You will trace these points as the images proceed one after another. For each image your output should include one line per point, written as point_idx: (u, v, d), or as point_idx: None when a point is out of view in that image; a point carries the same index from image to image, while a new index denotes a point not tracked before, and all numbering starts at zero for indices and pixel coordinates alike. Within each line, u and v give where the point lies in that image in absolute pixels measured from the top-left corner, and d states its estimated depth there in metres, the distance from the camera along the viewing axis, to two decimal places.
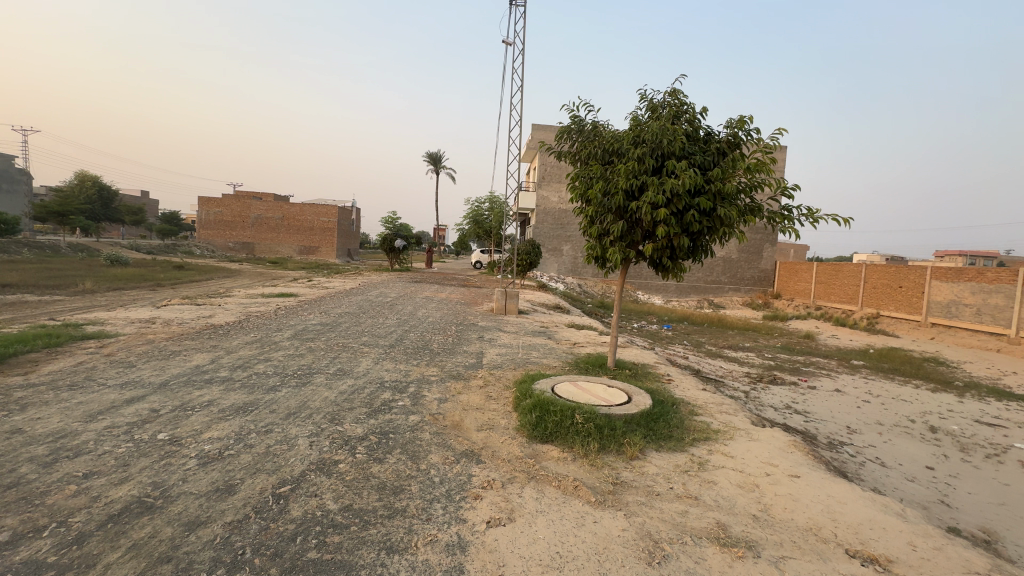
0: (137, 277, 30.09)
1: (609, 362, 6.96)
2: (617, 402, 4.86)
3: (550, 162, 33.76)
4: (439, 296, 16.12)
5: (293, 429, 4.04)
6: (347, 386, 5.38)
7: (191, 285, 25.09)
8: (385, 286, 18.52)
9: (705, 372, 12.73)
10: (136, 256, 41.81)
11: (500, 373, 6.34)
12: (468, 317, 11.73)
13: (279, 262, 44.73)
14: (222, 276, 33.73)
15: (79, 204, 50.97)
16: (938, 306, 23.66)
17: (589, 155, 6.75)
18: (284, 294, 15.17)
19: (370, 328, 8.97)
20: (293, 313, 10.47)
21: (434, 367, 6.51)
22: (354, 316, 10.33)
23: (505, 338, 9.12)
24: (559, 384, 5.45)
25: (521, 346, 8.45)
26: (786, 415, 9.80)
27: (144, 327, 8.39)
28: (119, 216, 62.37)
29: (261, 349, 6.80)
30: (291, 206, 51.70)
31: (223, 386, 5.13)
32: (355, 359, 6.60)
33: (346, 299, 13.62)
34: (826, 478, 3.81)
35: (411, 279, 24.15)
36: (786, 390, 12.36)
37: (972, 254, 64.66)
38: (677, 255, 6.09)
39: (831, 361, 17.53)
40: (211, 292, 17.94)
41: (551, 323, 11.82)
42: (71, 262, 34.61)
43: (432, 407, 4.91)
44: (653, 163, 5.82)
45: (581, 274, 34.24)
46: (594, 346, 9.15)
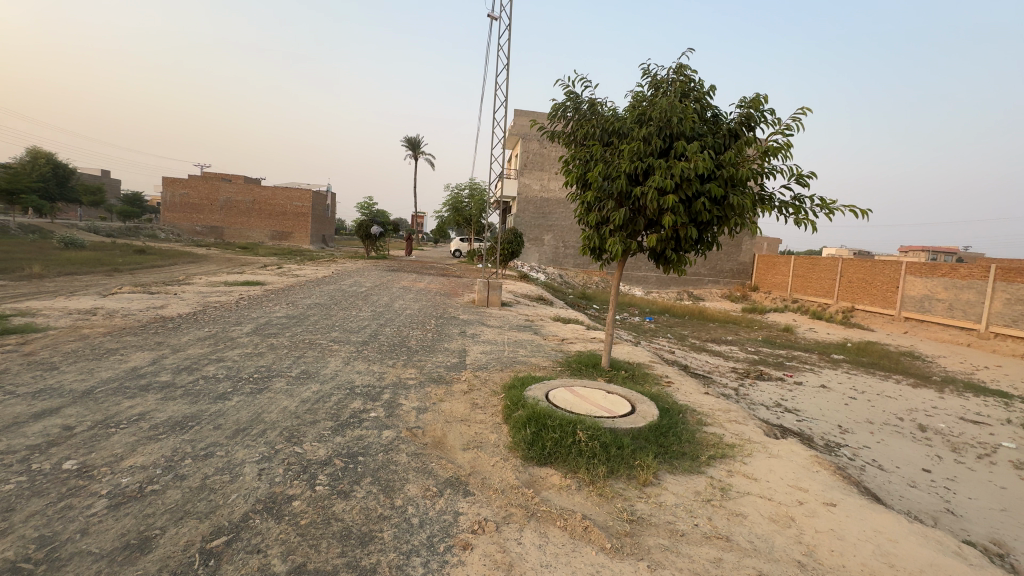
0: (94, 260, 28.26)
1: (604, 363, 6.40)
2: (621, 413, 4.29)
3: (533, 150, 33.01)
4: (417, 286, 15.36)
5: (239, 453, 3.32)
6: (311, 393, 4.66)
7: (152, 271, 23.62)
8: (361, 275, 17.62)
9: (693, 368, 12.37)
10: (94, 239, 39.44)
11: (486, 376, 5.71)
12: (449, 309, 11.05)
13: (249, 247, 42.89)
14: (188, 261, 32.08)
15: (31, 182, 47.85)
16: (911, 301, 24.01)
17: (587, 136, 6.13)
18: (251, 282, 14.17)
19: (341, 322, 8.20)
20: (257, 304, 9.60)
21: (411, 368, 5.83)
22: (325, 308, 9.53)
23: (489, 333, 8.48)
24: (553, 390, 4.85)
25: (507, 343, 7.84)
26: (779, 414, 9.47)
27: (82, 319, 7.44)
28: (77, 196, 58.98)
29: (214, 348, 5.99)
30: (262, 189, 49.61)
31: (161, 394, 4.35)
32: (322, 359, 5.85)
33: (317, 288, 12.75)
34: (865, 506, 3.32)
35: (388, 267, 23.26)
36: (775, 386, 12.10)
37: (933, 249, 67.25)
38: (683, 247, 5.54)
39: (813, 355, 17.48)
40: (171, 279, 16.70)
41: (536, 317, 11.23)
42: (20, 244, 32.32)
43: (410, 419, 4.25)
44: (660, 144, 5.23)
45: (562, 264, 33.79)
46: (583, 343, 8.60)
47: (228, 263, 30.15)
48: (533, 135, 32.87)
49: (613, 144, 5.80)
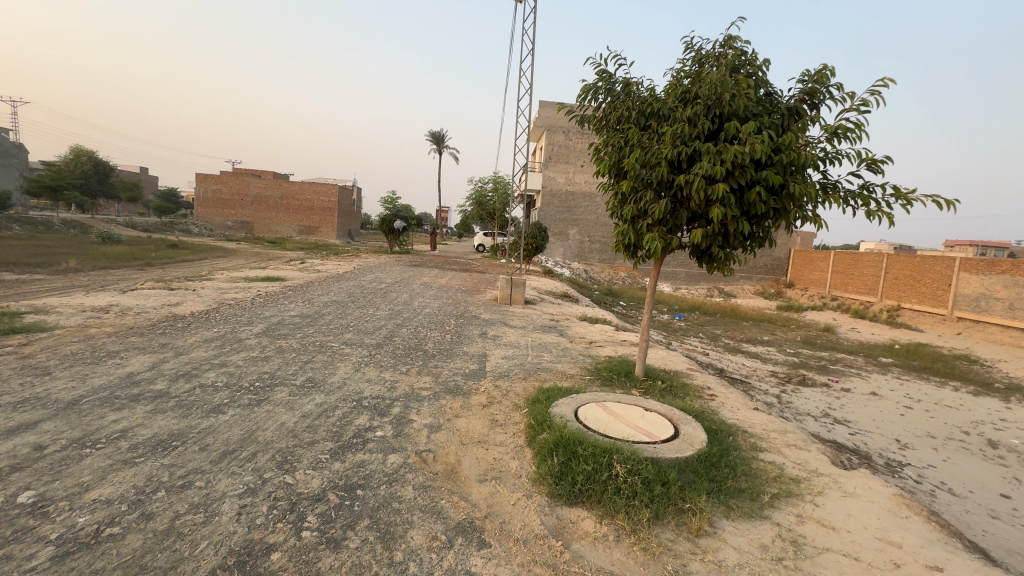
0: (128, 255, 28.96)
1: (638, 373, 5.78)
2: (663, 438, 3.68)
3: (558, 142, 32.18)
4: (439, 282, 14.94)
5: (220, 484, 2.87)
6: (314, 407, 4.20)
7: (181, 265, 23.96)
8: (382, 271, 17.34)
9: (730, 373, 11.55)
10: (130, 233, 40.67)
11: (507, 386, 5.18)
12: (470, 308, 10.56)
13: (277, 242, 43.50)
14: (217, 255, 32.61)
15: (72, 179, 49.68)
16: (965, 300, 22.37)
17: (621, 119, 5.50)
18: (271, 278, 14.00)
19: (356, 322, 7.79)
20: (273, 301, 9.30)
21: (425, 376, 5.33)
22: (341, 306, 9.16)
23: (511, 335, 7.92)
24: (583, 407, 4.26)
25: (531, 346, 7.28)
26: (828, 425, 8.64)
27: (93, 317, 7.23)
28: (116, 193, 61.09)
29: (218, 351, 5.63)
30: (290, 185, 50.27)
31: (151, 405, 3.96)
32: (331, 365, 5.41)
33: (336, 285, 12.44)
34: (979, 571, 2.65)
35: (411, 262, 22.93)
36: (820, 394, 11.18)
37: (983, 244, 63.45)
38: (732, 242, 4.87)
39: (858, 358, 16.32)
40: (196, 273, 16.75)
41: (561, 317, 10.62)
42: (61, 238, 33.50)
43: (421, 440, 3.75)
44: (708, 126, 4.55)
45: (588, 259, 32.97)
46: (613, 346, 7.96)
47: (255, 258, 30.54)
48: (559, 127, 32.05)
49: (651, 127, 5.15)
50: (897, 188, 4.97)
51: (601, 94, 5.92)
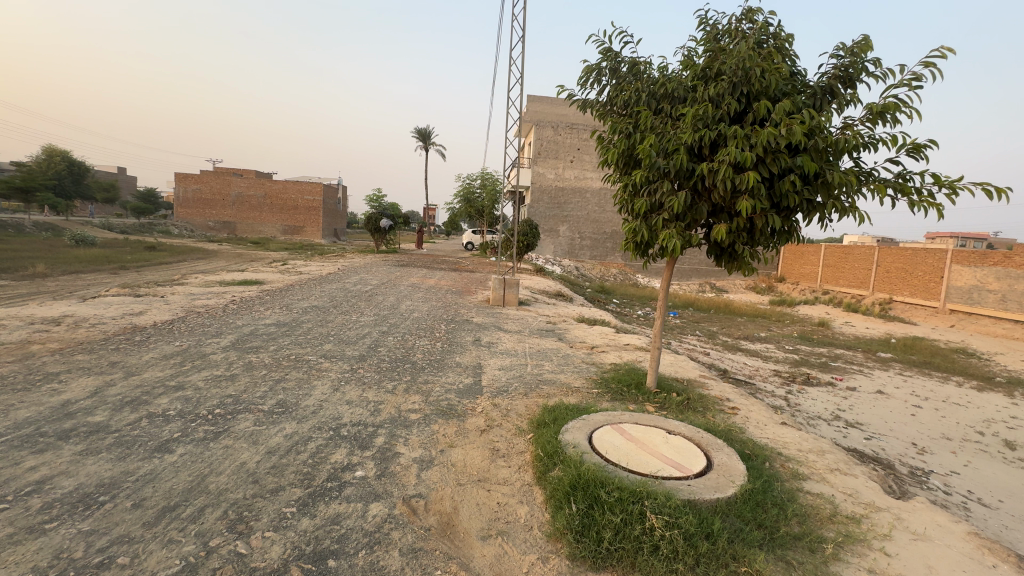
0: (102, 258, 27.77)
1: (650, 386, 5.20)
2: (695, 471, 3.13)
3: (547, 137, 31.55)
4: (427, 283, 14.28)
5: (149, 561, 2.23)
6: (282, 439, 3.55)
7: (157, 269, 22.92)
8: (368, 272, 16.62)
9: (733, 375, 11.07)
10: (106, 236, 39.21)
11: (508, 405, 4.57)
12: (461, 311, 9.94)
13: (260, 242, 42.34)
14: (197, 257, 31.49)
15: (45, 180, 47.88)
16: (958, 292, 22.31)
17: (630, 102, 4.92)
18: (249, 282, 13.21)
19: (337, 331, 7.12)
20: (247, 308, 8.57)
21: (414, 395, 4.69)
22: (321, 312, 8.46)
23: (507, 342, 7.32)
24: (597, 432, 3.68)
25: (529, 354, 6.67)
26: (842, 429, 8.19)
27: (40, 330, 6.46)
28: (91, 194, 59.14)
29: (177, 370, 4.94)
30: (273, 184, 48.98)
31: (81, 445, 3.28)
32: (306, 385, 4.75)
33: (318, 288, 11.72)
34: None
35: (397, 262, 22.23)
36: (827, 394, 10.77)
37: (963, 236, 64.51)
38: (758, 239, 4.33)
39: (857, 354, 16.03)
40: (169, 278, 15.85)
41: (557, 319, 10.05)
42: (31, 241, 32.09)
43: (410, 481, 3.13)
44: (734, 106, 3.99)
45: (579, 257, 32.49)
46: (618, 351, 7.39)
47: (237, 259, 29.57)
48: (547, 122, 31.47)
49: (665, 111, 4.58)
50: (937, 177, 4.43)
51: (605, 76, 5.34)
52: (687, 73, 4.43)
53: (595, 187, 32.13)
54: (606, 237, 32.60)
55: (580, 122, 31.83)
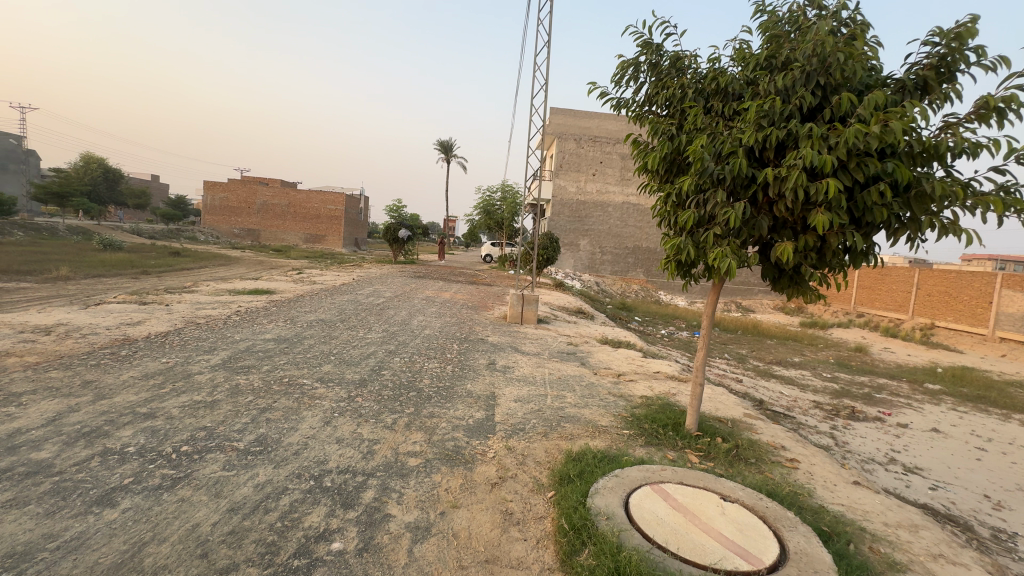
0: (127, 262, 28.16)
1: (689, 429, 4.47)
2: (767, 563, 2.42)
3: (569, 149, 30.98)
4: (442, 296, 13.74)
5: None
6: (251, 492, 2.93)
7: (178, 274, 22.99)
8: (383, 283, 16.21)
9: (770, 406, 10.12)
10: (134, 240, 39.99)
11: (525, 449, 3.88)
12: (476, 329, 9.31)
13: (282, 250, 42.70)
14: (219, 264, 31.76)
15: (80, 186, 49.44)
16: (1009, 319, 20.79)
17: (673, 101, 4.27)
18: (261, 290, 12.88)
19: (341, 349, 6.56)
20: (250, 320, 8.10)
21: (416, 433, 4.04)
22: (327, 327, 7.93)
23: (524, 367, 6.64)
24: (635, 496, 2.99)
25: (550, 383, 5.99)
26: (901, 476, 7.22)
27: (27, 340, 6.05)
28: (124, 200, 60.93)
29: (153, 393, 4.39)
30: (296, 193, 49.57)
31: (8, 493, 2.71)
32: (294, 416, 4.15)
33: (329, 299, 11.28)
34: None
35: (414, 273, 21.91)
36: (876, 431, 9.73)
37: (1003, 259, 61.46)
38: (830, 261, 3.60)
39: (901, 385, 14.84)
40: (184, 284, 15.65)
41: (579, 340, 9.33)
42: (62, 245, 32.84)
43: (398, 559, 2.46)
44: (810, 101, 3.30)
45: (599, 271, 31.67)
46: (647, 380, 6.64)
47: (256, 266, 29.67)
48: (570, 134, 31.00)
49: (718, 109, 3.92)
50: None
51: (643, 72, 4.70)
52: (744, 65, 3.78)
53: (617, 201, 31.45)
54: (627, 252, 31.78)
55: (603, 136, 31.28)
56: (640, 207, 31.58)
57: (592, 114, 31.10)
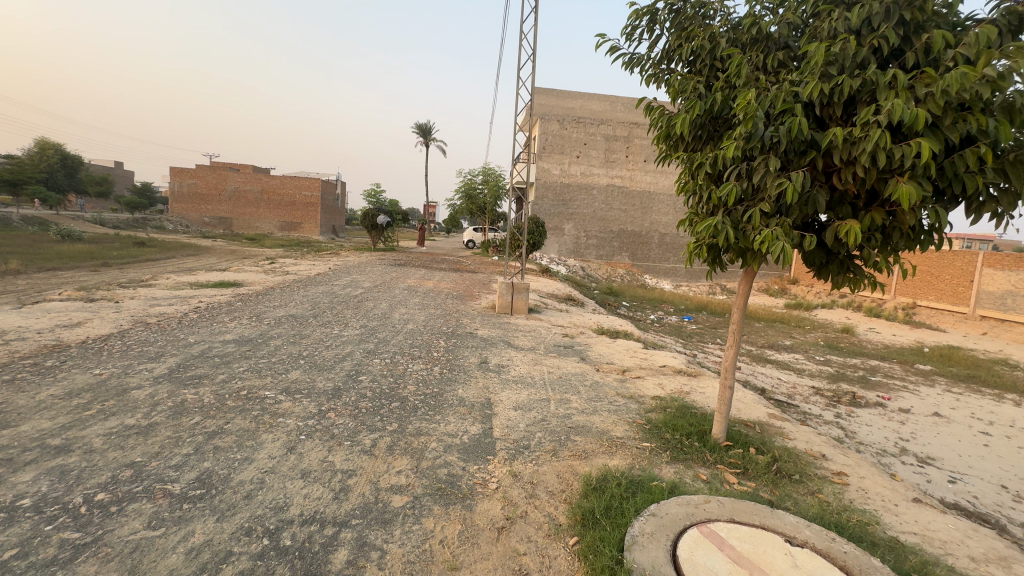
0: (86, 254, 26.40)
1: (715, 437, 3.93)
2: None
3: (552, 131, 29.99)
4: (425, 286, 12.94)
5: None
6: (180, 564, 2.20)
7: (141, 266, 21.59)
8: (361, 272, 15.27)
9: (772, 395, 9.67)
10: (95, 230, 37.83)
11: (533, 476, 3.23)
12: (463, 321, 8.56)
13: (256, 239, 40.99)
14: (187, 254, 30.15)
15: (34, 173, 46.39)
16: (990, 297, 20.98)
17: (702, 55, 3.57)
18: (228, 282, 11.86)
19: (312, 351, 5.78)
20: (209, 318, 7.19)
21: (401, 459, 3.34)
22: (297, 324, 7.10)
23: (520, 366, 5.95)
24: (682, 544, 2.38)
25: (550, 384, 5.34)
26: (919, 469, 6.82)
27: None
28: (84, 188, 57.66)
29: (74, 417, 3.57)
30: (269, 179, 47.49)
31: None
32: (251, 441, 3.40)
33: (302, 292, 10.39)
34: None
35: (395, 261, 20.94)
36: (881, 418, 9.38)
37: (971, 238, 63.15)
38: (898, 242, 2.99)
39: (893, 367, 14.70)
40: (144, 277, 14.43)
41: (574, 331, 8.68)
42: (16, 236, 30.73)
43: None
44: (890, 43, 2.62)
45: (584, 256, 31.10)
46: (655, 376, 6.05)
47: (228, 257, 28.16)
48: (553, 114, 29.94)
49: (760, 61, 3.22)
50: None
51: (660, 22, 3.97)
52: (792, 5, 3.09)
53: (602, 184, 30.77)
54: (612, 236, 31.24)
55: (587, 116, 30.35)
56: (625, 190, 31.00)
57: (575, 94, 30.18)
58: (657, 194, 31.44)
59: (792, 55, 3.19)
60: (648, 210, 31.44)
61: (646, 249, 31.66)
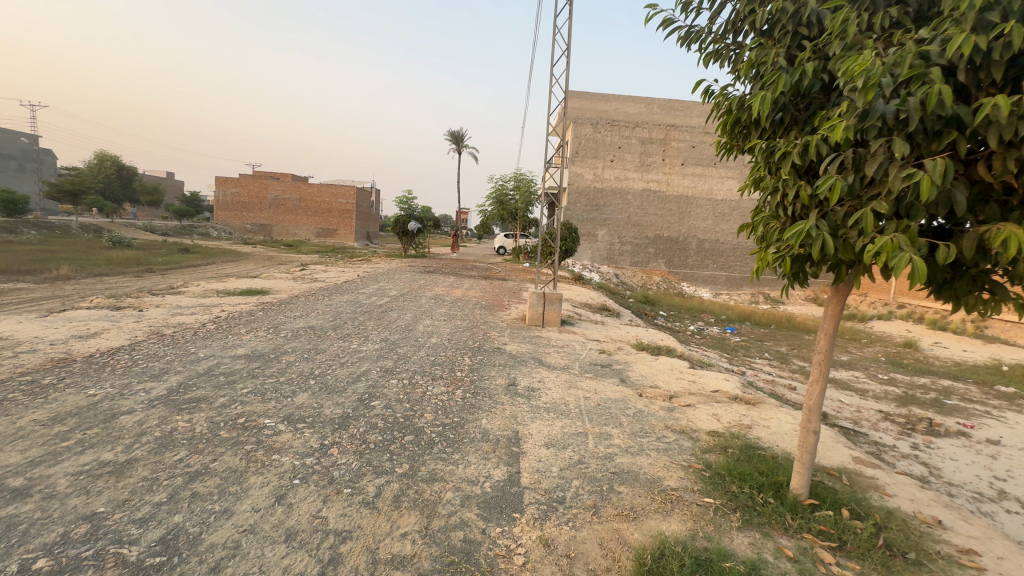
0: (133, 261, 27.40)
1: (792, 488, 3.23)
2: None
3: (585, 134, 29.23)
4: (452, 294, 12.46)
5: None
6: None
7: (180, 273, 22.08)
8: (389, 280, 14.95)
9: (835, 421, 8.61)
10: (144, 237, 39.48)
11: (570, 547, 2.57)
12: (490, 334, 7.97)
13: (293, 245, 41.91)
14: (227, 260, 30.96)
15: (92, 184, 49.07)
16: None
17: (783, 20, 2.88)
18: (255, 289, 11.71)
19: (325, 370, 5.29)
20: (225, 329, 6.86)
21: (409, 517, 2.75)
22: (315, 337, 6.68)
23: (552, 390, 5.29)
24: None
25: (588, 414, 4.66)
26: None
27: None
28: (137, 197, 60.70)
29: (47, 449, 3.16)
30: (307, 187, 48.61)
31: None
32: (236, 487, 2.88)
33: (326, 301, 10.06)
34: None
35: (424, 268, 20.66)
36: (966, 451, 8.18)
37: None
38: None
39: (968, 388, 13.19)
40: (178, 283, 14.53)
41: (611, 347, 7.95)
42: (71, 242, 32.33)
43: None
44: None
45: (618, 263, 30.10)
46: (708, 404, 5.27)
47: (265, 263, 28.64)
48: (586, 118, 29.18)
49: (868, 19, 2.50)
50: None
51: None
52: None
53: (637, 189, 29.75)
54: (648, 242, 30.14)
55: (621, 119, 29.44)
56: (661, 194, 29.87)
57: (609, 97, 29.36)
58: (695, 198, 30.15)
59: (911, 11, 2.45)
60: (686, 215, 30.19)
61: (683, 256, 30.39)
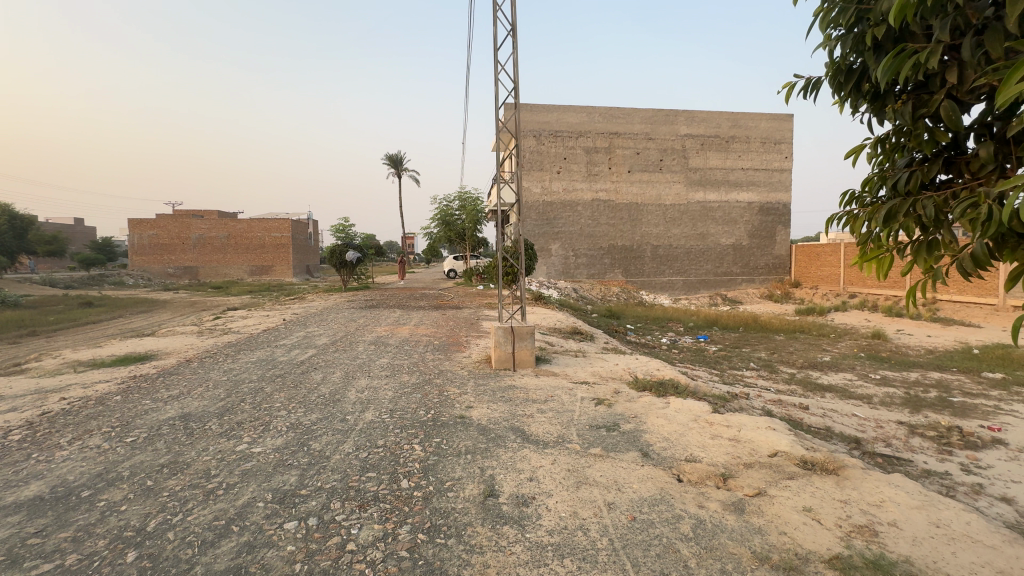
0: (14, 322, 22.97)
1: None
2: None
3: (529, 147, 27.99)
4: (399, 335, 10.31)
5: None
6: None
7: (70, 333, 18.33)
8: (323, 322, 12.57)
9: (870, 448, 7.22)
10: (38, 292, 34.16)
11: None
12: (448, 393, 5.94)
13: (222, 287, 37.80)
14: (139, 311, 26.95)
15: None
16: None
17: None
18: (140, 353, 9.00)
19: (164, 520, 3.03)
20: (35, 441, 4.42)
21: None
22: (183, 438, 4.39)
23: (555, 498, 3.35)
24: None
25: (629, 549, 2.78)
26: None
27: None
28: (36, 248, 53.58)
29: None
30: (233, 222, 44.45)
31: None
32: None
33: (230, 363, 7.65)
34: None
35: (367, 302, 18.29)
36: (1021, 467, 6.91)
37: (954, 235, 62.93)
38: None
39: (959, 379, 12.45)
40: (46, 351, 11.40)
41: (605, 393, 6.11)
42: None
43: None
44: None
45: (576, 277, 28.80)
46: (784, 487, 3.56)
47: (185, 310, 25.01)
48: (528, 130, 27.92)
49: None
50: None
51: None
52: None
53: (586, 199, 28.80)
54: (603, 253, 29.13)
55: (564, 129, 28.41)
56: (611, 203, 29.10)
57: (550, 107, 28.19)
58: (645, 205, 29.59)
59: None
60: (637, 222, 29.50)
61: (639, 264, 29.59)
